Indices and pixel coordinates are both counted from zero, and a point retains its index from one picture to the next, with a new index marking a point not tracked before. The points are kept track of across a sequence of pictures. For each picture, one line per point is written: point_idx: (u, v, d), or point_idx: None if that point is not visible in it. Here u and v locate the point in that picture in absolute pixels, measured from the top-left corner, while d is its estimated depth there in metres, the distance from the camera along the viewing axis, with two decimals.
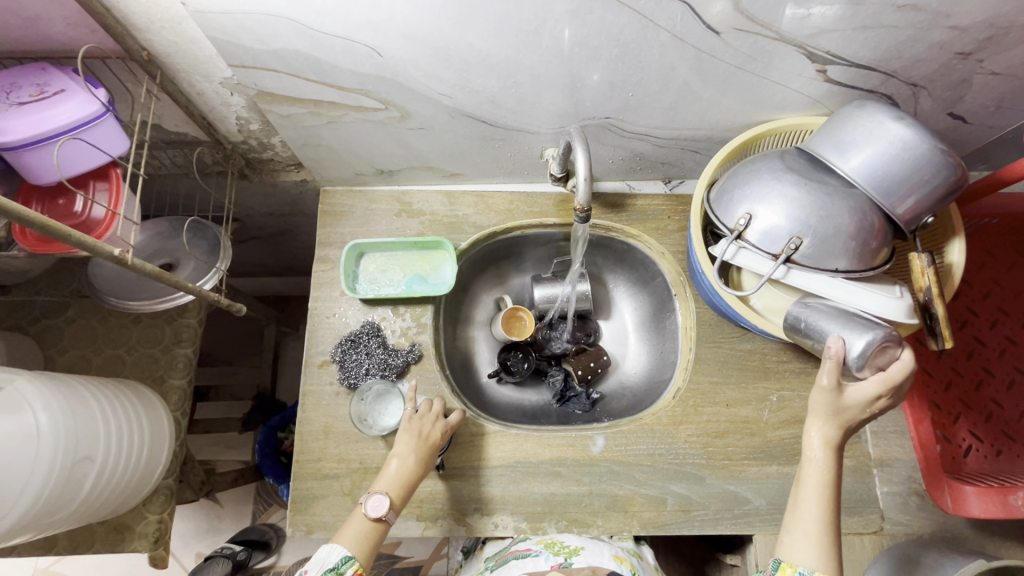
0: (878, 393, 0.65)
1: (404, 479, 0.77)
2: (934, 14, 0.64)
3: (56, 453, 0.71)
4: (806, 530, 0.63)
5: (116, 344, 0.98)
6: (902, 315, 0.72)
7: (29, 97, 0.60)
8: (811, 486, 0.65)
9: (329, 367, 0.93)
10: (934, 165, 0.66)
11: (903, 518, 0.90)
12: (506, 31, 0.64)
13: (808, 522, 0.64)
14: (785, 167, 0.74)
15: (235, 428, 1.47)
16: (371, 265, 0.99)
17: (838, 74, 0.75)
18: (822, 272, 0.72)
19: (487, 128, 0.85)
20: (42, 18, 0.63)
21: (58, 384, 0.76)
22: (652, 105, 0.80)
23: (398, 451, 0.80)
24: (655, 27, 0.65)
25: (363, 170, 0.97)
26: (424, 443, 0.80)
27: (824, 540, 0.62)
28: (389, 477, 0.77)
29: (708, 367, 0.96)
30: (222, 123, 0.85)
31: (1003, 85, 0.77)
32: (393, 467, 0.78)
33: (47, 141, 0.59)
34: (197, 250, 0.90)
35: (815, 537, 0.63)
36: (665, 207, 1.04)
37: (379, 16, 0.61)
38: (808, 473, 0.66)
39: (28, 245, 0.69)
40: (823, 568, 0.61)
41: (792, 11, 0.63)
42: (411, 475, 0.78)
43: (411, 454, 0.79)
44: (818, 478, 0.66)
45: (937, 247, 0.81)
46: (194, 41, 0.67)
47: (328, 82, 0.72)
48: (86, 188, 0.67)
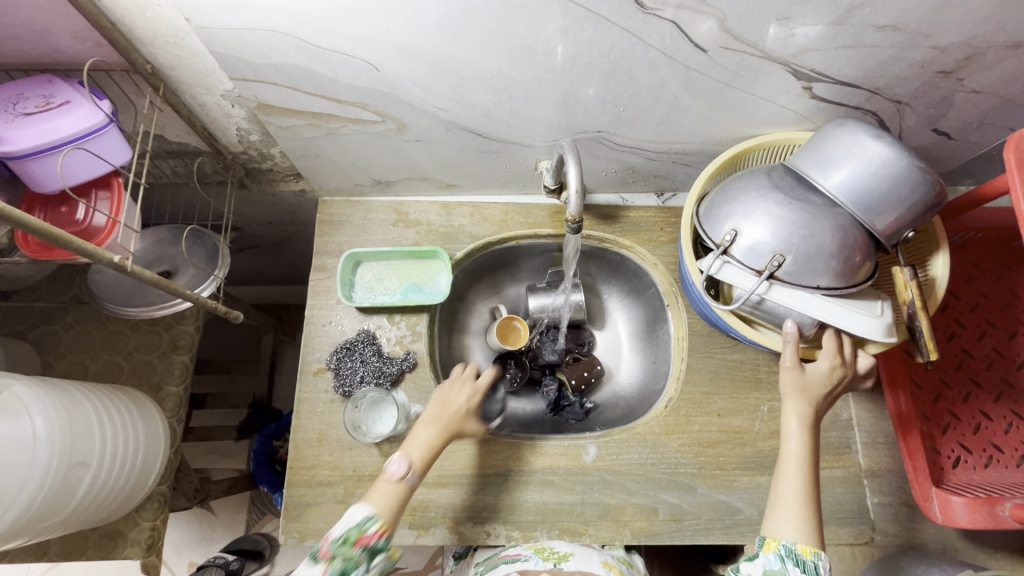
0: (829, 366, 0.77)
1: (433, 445, 0.80)
2: (913, 34, 0.66)
3: (51, 458, 0.72)
4: (789, 506, 0.71)
5: (114, 351, 0.99)
6: (880, 334, 0.74)
7: (35, 108, 0.61)
8: (790, 465, 0.74)
9: (324, 375, 0.94)
10: (912, 182, 0.69)
11: (893, 529, 0.91)
12: (500, 48, 0.66)
13: (791, 499, 0.71)
14: (771, 184, 0.76)
15: (231, 436, 1.48)
16: (367, 273, 1.01)
17: (823, 91, 0.77)
18: (804, 289, 0.73)
19: (483, 141, 0.87)
20: (50, 32, 0.65)
21: (55, 389, 0.77)
22: (643, 119, 0.82)
23: (428, 419, 0.82)
24: (644, 45, 0.67)
25: (361, 180, 0.99)
26: (449, 407, 0.84)
27: (803, 513, 0.70)
28: (418, 444, 0.80)
29: (700, 378, 0.97)
30: (222, 133, 0.86)
31: (984, 103, 0.79)
32: (421, 435, 0.81)
33: (52, 151, 0.60)
34: (196, 258, 0.91)
35: (796, 513, 0.70)
36: (657, 219, 1.05)
37: (376, 32, 0.63)
38: (787, 453, 0.75)
39: (30, 253, 0.70)
40: (803, 539, 0.68)
41: (776, 30, 0.65)
42: (439, 443, 0.81)
43: (438, 422, 0.82)
44: (796, 456, 0.74)
45: (922, 261, 0.82)
46: (197, 55, 0.69)
47: (327, 95, 0.74)
48: (88, 197, 0.69)
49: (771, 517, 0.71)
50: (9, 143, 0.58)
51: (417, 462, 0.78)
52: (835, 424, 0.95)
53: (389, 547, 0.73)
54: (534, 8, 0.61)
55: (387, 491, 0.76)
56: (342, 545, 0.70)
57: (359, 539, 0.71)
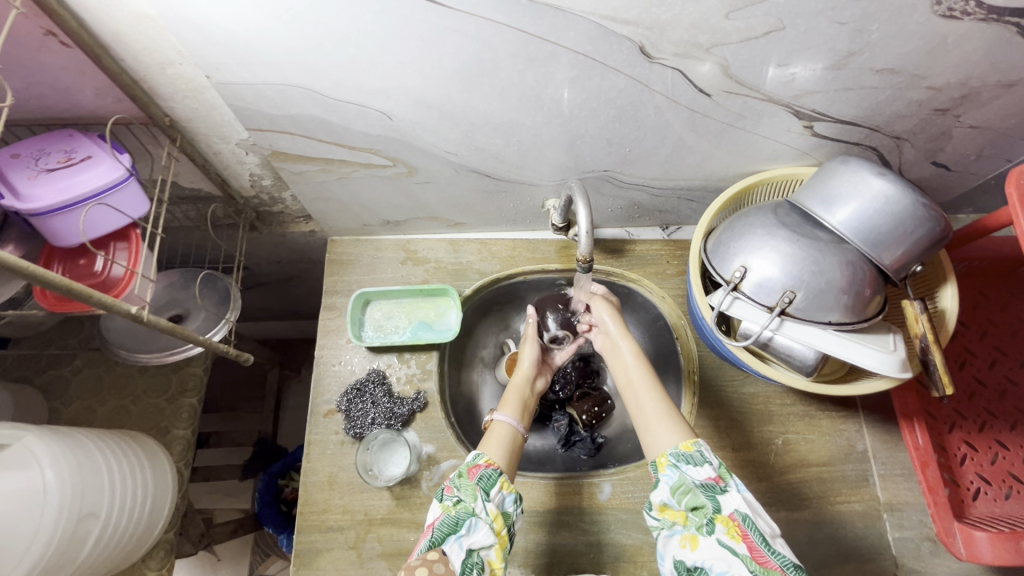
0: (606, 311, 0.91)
1: (522, 398, 0.87)
2: (910, 76, 0.68)
3: (61, 512, 0.70)
4: (658, 420, 0.75)
5: (122, 395, 0.98)
6: (895, 370, 0.73)
7: (57, 164, 0.63)
8: (642, 391, 0.80)
9: (335, 417, 0.94)
10: (917, 218, 0.70)
11: (917, 565, 0.89)
12: (510, 96, 0.68)
13: (655, 415, 0.76)
14: (778, 221, 0.77)
15: (234, 476, 1.43)
16: (377, 312, 1.01)
17: (824, 130, 0.79)
18: (815, 325, 0.74)
19: (491, 181, 0.88)
20: (73, 89, 0.67)
21: (65, 438, 0.76)
22: (648, 159, 0.84)
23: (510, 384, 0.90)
24: (650, 91, 0.69)
25: (370, 221, 1.00)
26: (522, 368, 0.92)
27: (672, 418, 0.75)
28: (510, 397, 0.87)
29: (712, 412, 0.96)
30: (236, 179, 0.88)
31: (981, 137, 0.81)
32: (509, 395, 0.87)
33: (75, 206, 0.62)
34: (207, 301, 0.92)
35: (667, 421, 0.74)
36: (664, 252, 1.07)
37: (390, 84, 0.65)
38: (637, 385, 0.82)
39: (47, 304, 0.71)
40: (682, 437, 0.71)
41: (777, 75, 0.67)
42: (525, 396, 0.88)
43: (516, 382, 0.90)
44: (644, 384, 0.81)
45: (930, 293, 0.83)
46: (215, 108, 0.70)
47: (340, 142, 0.75)
48: (106, 249, 0.70)
49: (650, 436, 0.74)
50: (31, 201, 0.59)
51: (513, 410, 0.84)
52: (850, 457, 0.94)
53: (502, 479, 0.72)
54: (544, 60, 0.62)
55: (500, 438, 0.79)
56: (458, 481, 0.71)
57: (471, 471, 0.72)
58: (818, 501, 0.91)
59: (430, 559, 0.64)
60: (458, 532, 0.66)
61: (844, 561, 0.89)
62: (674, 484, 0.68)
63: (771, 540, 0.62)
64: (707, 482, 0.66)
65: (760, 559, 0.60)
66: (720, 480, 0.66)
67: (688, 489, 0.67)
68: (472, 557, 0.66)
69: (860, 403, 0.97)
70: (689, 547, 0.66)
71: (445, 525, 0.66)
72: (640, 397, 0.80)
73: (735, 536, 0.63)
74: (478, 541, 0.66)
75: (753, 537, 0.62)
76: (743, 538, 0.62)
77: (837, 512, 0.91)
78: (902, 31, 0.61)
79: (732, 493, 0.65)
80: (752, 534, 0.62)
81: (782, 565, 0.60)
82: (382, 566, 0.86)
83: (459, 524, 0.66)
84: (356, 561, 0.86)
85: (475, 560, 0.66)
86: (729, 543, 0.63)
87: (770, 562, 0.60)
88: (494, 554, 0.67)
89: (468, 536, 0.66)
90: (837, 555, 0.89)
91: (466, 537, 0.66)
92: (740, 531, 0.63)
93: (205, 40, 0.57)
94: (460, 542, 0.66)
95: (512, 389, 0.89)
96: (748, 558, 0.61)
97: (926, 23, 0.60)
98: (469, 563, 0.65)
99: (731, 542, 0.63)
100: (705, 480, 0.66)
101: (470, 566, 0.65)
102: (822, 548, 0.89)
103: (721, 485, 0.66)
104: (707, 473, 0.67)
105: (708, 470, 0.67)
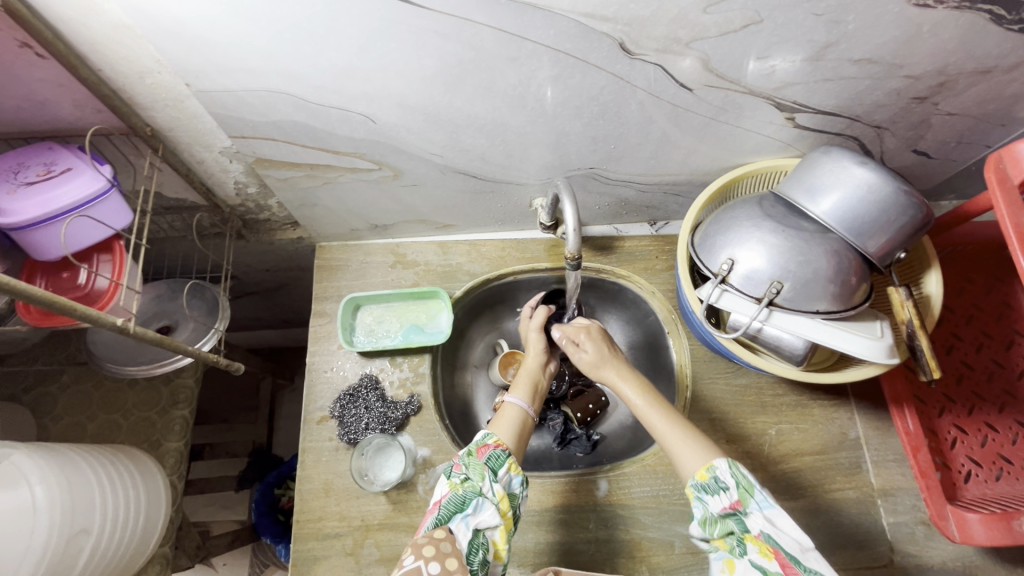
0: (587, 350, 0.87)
1: (533, 382, 0.86)
2: (888, 66, 0.69)
3: (52, 529, 0.70)
4: (678, 444, 0.74)
5: (113, 409, 0.97)
6: (883, 355, 0.74)
7: (36, 177, 0.62)
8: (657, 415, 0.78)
9: (328, 423, 0.93)
10: (900, 206, 0.71)
11: (912, 549, 0.90)
12: (493, 95, 0.68)
13: (675, 438, 0.74)
14: (763, 213, 0.77)
15: (230, 487, 1.41)
16: (367, 316, 1.01)
17: (805, 121, 0.79)
18: (804, 315, 0.74)
19: (478, 182, 0.89)
20: (50, 101, 0.66)
21: (55, 455, 0.75)
22: (634, 155, 0.85)
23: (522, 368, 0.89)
24: (632, 87, 0.69)
25: (358, 226, 1.00)
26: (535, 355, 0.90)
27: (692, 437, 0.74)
28: (522, 380, 0.86)
29: (706, 405, 0.97)
30: (220, 187, 0.87)
31: (959, 124, 0.82)
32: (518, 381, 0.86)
33: (55, 220, 0.61)
34: (196, 312, 0.91)
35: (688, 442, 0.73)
36: (652, 248, 1.07)
37: (373, 87, 0.65)
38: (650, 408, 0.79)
39: (31, 320, 0.69)
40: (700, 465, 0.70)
41: (757, 68, 0.67)
42: (536, 379, 0.87)
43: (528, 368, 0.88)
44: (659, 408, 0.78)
45: (915, 279, 0.84)
46: (196, 116, 0.70)
47: (324, 147, 0.75)
48: (89, 261, 0.69)
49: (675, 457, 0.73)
50: (11, 215, 0.59)
51: (525, 393, 0.83)
52: (843, 444, 0.95)
53: (511, 460, 0.71)
54: (525, 59, 0.63)
55: (510, 421, 0.78)
56: (466, 459, 0.70)
57: (480, 450, 0.71)
58: (813, 489, 0.92)
59: (436, 537, 0.63)
60: (464, 511, 0.65)
61: (841, 549, 0.89)
62: (702, 515, 0.69)
63: (802, 557, 0.62)
64: (727, 510, 0.67)
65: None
66: (740, 505, 0.67)
67: (716, 519, 0.68)
68: (479, 537, 0.65)
69: (851, 390, 0.98)
70: (727, 572, 0.66)
71: (452, 504, 0.66)
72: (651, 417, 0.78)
73: (766, 554, 0.63)
74: (484, 521, 0.66)
75: (783, 555, 0.62)
76: (774, 556, 0.62)
77: (832, 500, 0.92)
78: (878, 21, 0.62)
79: (754, 515, 0.66)
80: (781, 551, 0.62)
81: None
82: (381, 572, 0.85)
83: (466, 503, 0.66)
84: (354, 568, 0.86)
85: (481, 540, 0.65)
86: (761, 562, 0.63)
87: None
88: (499, 536, 0.67)
89: (474, 515, 0.66)
90: (834, 543, 0.89)
91: (473, 517, 0.65)
92: (770, 549, 0.63)
93: (184, 48, 0.57)
94: (465, 522, 0.65)
95: (524, 373, 0.88)
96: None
97: (900, 13, 0.61)
98: (475, 543, 0.65)
99: (763, 561, 0.63)
100: (724, 510, 0.67)
101: (476, 547, 0.64)
102: (818, 537, 0.90)
103: (742, 509, 0.67)
104: (724, 502, 0.67)
105: (726, 498, 0.67)
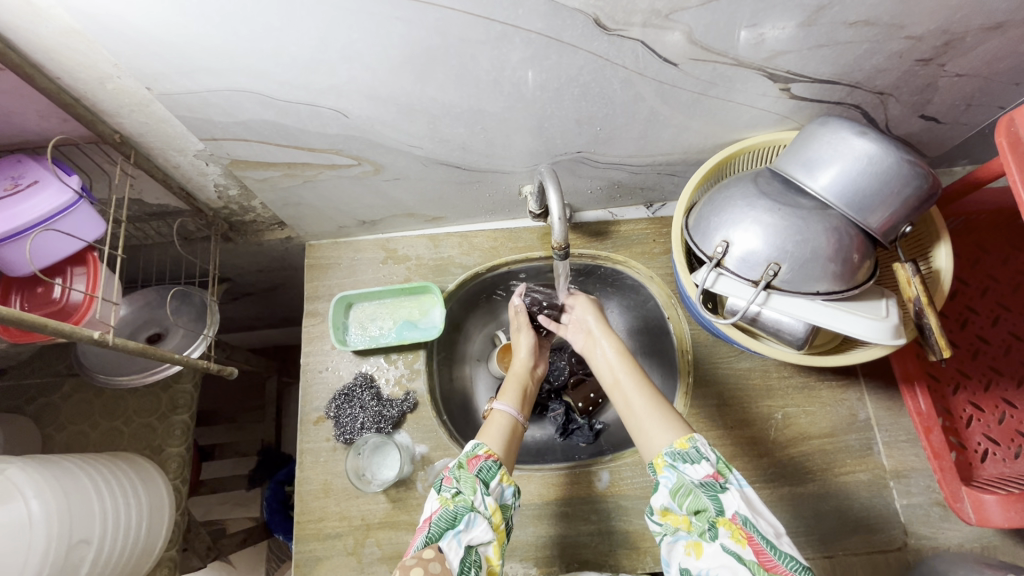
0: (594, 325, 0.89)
1: (522, 386, 0.86)
2: (887, 27, 0.64)
3: (51, 540, 0.70)
4: (649, 419, 0.73)
5: (114, 417, 0.98)
6: (889, 336, 0.71)
7: (3, 192, 0.61)
8: (631, 391, 0.78)
9: (325, 424, 0.93)
10: (904, 177, 0.66)
11: (927, 532, 0.87)
12: (466, 82, 0.65)
13: (646, 414, 0.74)
14: (759, 191, 0.74)
15: (241, 486, 1.42)
16: (360, 315, 0.99)
17: (801, 91, 0.75)
18: (803, 297, 0.71)
19: (462, 172, 0.86)
20: (15, 113, 0.65)
21: (50, 468, 0.75)
22: (623, 136, 0.81)
23: (511, 373, 0.89)
24: (613, 65, 0.66)
25: (346, 223, 0.98)
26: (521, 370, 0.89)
27: (662, 416, 0.73)
28: (510, 386, 0.86)
29: (708, 391, 0.94)
30: (201, 191, 0.86)
31: (970, 85, 0.77)
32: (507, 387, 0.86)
33: (22, 235, 0.60)
34: (183, 318, 0.91)
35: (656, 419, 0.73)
36: (649, 231, 1.04)
37: (340, 80, 0.62)
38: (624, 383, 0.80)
39: (10, 337, 0.69)
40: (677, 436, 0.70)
41: (746, 37, 0.63)
42: (525, 384, 0.87)
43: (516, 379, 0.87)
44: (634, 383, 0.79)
45: (924, 253, 0.79)
46: (164, 120, 0.68)
47: (299, 145, 0.73)
48: (64, 275, 0.69)
49: (643, 436, 0.73)
50: None
51: (513, 399, 0.83)
52: (853, 426, 0.91)
53: (501, 471, 0.71)
54: (495, 41, 0.59)
55: (499, 427, 0.78)
56: (457, 473, 0.70)
57: (471, 463, 0.71)
58: (822, 473, 0.89)
59: (425, 558, 0.60)
60: (457, 527, 0.64)
61: (850, 534, 0.87)
62: (673, 485, 0.66)
63: (776, 542, 0.59)
64: (707, 480, 0.64)
65: (768, 564, 0.57)
66: (720, 478, 0.64)
67: (690, 490, 0.65)
68: (471, 554, 0.63)
69: (860, 370, 0.94)
70: (693, 555, 0.63)
71: (443, 521, 0.64)
72: (629, 397, 0.78)
73: (741, 539, 0.60)
74: (477, 537, 0.64)
75: (759, 541, 0.59)
76: (749, 542, 0.59)
77: (842, 483, 0.89)
78: None
79: (732, 491, 0.63)
80: (757, 537, 0.59)
81: (793, 570, 0.56)
82: (383, 570, 0.86)
83: (458, 518, 0.64)
84: (356, 567, 0.86)
85: (473, 558, 0.63)
86: (734, 548, 0.60)
87: (778, 566, 0.57)
88: (492, 551, 0.65)
89: (466, 532, 0.64)
90: (844, 527, 0.87)
91: (465, 533, 0.64)
92: (745, 534, 0.60)
93: (137, 50, 0.55)
94: (458, 538, 0.63)
95: (512, 377, 0.88)
96: (756, 565, 0.58)
97: None
98: (467, 561, 0.62)
99: (736, 547, 0.60)
100: (704, 479, 0.64)
101: (468, 565, 0.62)
102: (827, 522, 0.87)
103: (721, 483, 0.64)
104: (706, 470, 0.65)
105: (706, 467, 0.65)
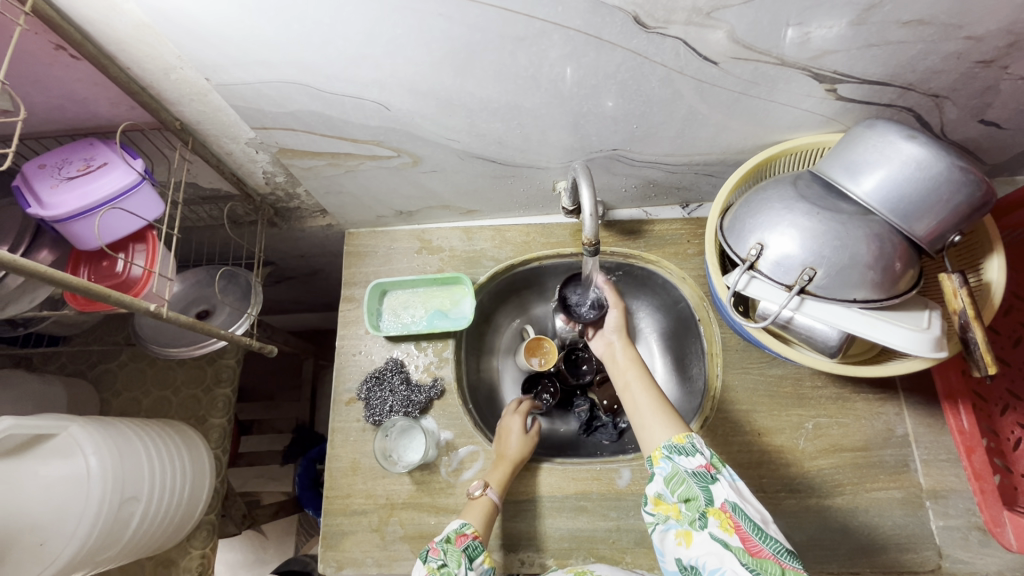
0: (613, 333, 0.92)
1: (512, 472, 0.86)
2: (943, 26, 0.62)
3: (105, 493, 0.76)
4: (650, 416, 0.73)
5: (164, 386, 1.05)
6: (928, 348, 0.68)
7: (77, 172, 0.67)
8: (637, 392, 0.79)
9: (356, 405, 0.97)
10: (954, 184, 0.64)
11: (964, 556, 0.83)
12: (503, 78, 0.66)
13: (649, 412, 0.75)
14: (798, 194, 0.72)
15: (276, 461, 1.48)
16: (394, 302, 1.03)
17: (849, 92, 0.73)
18: (838, 303, 0.69)
19: (498, 167, 0.87)
20: (89, 99, 0.71)
21: (107, 427, 0.82)
22: (659, 135, 0.81)
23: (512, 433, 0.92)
24: (650, 63, 0.65)
25: (383, 212, 1.01)
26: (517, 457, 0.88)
27: (667, 416, 0.73)
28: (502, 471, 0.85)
29: (738, 396, 0.93)
30: (250, 177, 0.91)
31: None
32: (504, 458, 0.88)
33: (91, 212, 0.66)
34: (230, 297, 0.97)
35: (660, 419, 0.73)
36: (684, 232, 1.03)
37: (381, 74, 0.64)
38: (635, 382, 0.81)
39: (78, 306, 0.75)
40: (676, 432, 0.69)
41: (791, 36, 0.62)
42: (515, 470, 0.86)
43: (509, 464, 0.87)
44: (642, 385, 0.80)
45: (975, 264, 0.76)
46: (220, 109, 0.73)
47: (342, 136, 0.76)
48: (125, 250, 0.74)
49: (646, 431, 0.73)
50: (54, 208, 0.64)
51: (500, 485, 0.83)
52: (888, 442, 0.88)
53: (485, 553, 0.73)
54: (534, 38, 0.60)
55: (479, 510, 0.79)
56: (444, 545, 0.71)
57: (458, 538, 0.72)
58: (852, 487, 0.87)
59: None
60: None
61: (880, 551, 0.84)
62: (668, 475, 0.66)
63: (763, 527, 0.61)
64: (698, 470, 0.65)
65: (755, 551, 0.58)
66: (712, 469, 0.64)
67: (681, 479, 0.65)
68: None
69: (900, 384, 0.91)
70: (684, 544, 0.63)
71: None
72: (636, 396, 0.78)
73: (728, 528, 0.60)
74: None
75: (744, 528, 0.60)
76: (736, 530, 0.60)
77: (873, 499, 0.86)
78: None
79: (722, 482, 0.63)
80: (743, 525, 0.60)
81: (776, 553, 0.58)
82: (404, 549, 0.88)
83: None
84: (379, 543, 0.89)
85: None
86: (722, 536, 0.60)
87: (763, 551, 0.58)
88: None
89: None
90: (873, 545, 0.84)
91: None
92: (733, 523, 0.60)
93: (198, 43, 0.59)
94: None
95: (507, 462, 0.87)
96: (742, 551, 0.59)
97: None
98: None
99: (724, 535, 0.60)
100: (697, 468, 0.65)
101: None
102: (854, 538, 0.85)
103: (713, 473, 0.64)
104: (698, 462, 0.65)
105: (698, 458, 0.65)
